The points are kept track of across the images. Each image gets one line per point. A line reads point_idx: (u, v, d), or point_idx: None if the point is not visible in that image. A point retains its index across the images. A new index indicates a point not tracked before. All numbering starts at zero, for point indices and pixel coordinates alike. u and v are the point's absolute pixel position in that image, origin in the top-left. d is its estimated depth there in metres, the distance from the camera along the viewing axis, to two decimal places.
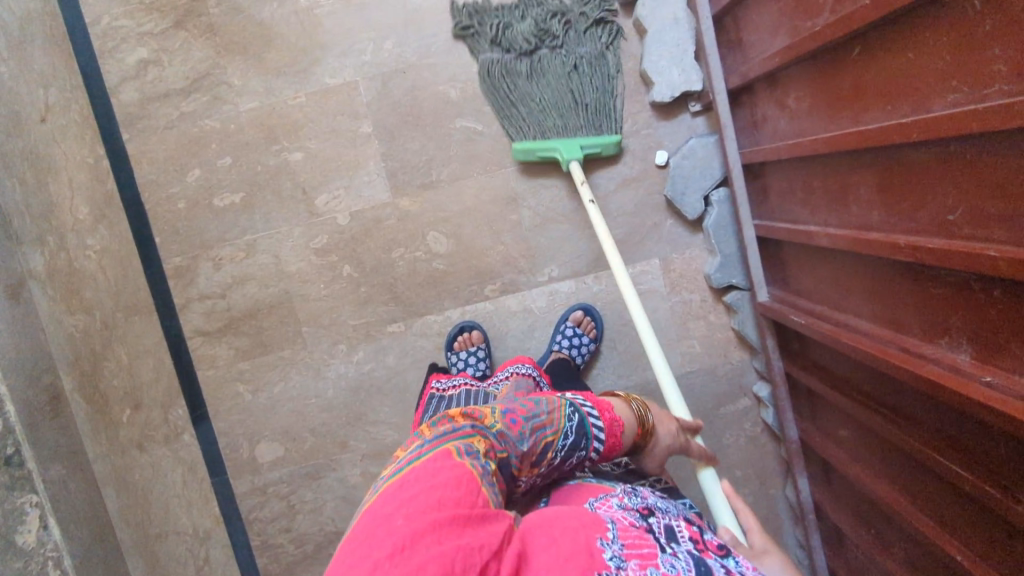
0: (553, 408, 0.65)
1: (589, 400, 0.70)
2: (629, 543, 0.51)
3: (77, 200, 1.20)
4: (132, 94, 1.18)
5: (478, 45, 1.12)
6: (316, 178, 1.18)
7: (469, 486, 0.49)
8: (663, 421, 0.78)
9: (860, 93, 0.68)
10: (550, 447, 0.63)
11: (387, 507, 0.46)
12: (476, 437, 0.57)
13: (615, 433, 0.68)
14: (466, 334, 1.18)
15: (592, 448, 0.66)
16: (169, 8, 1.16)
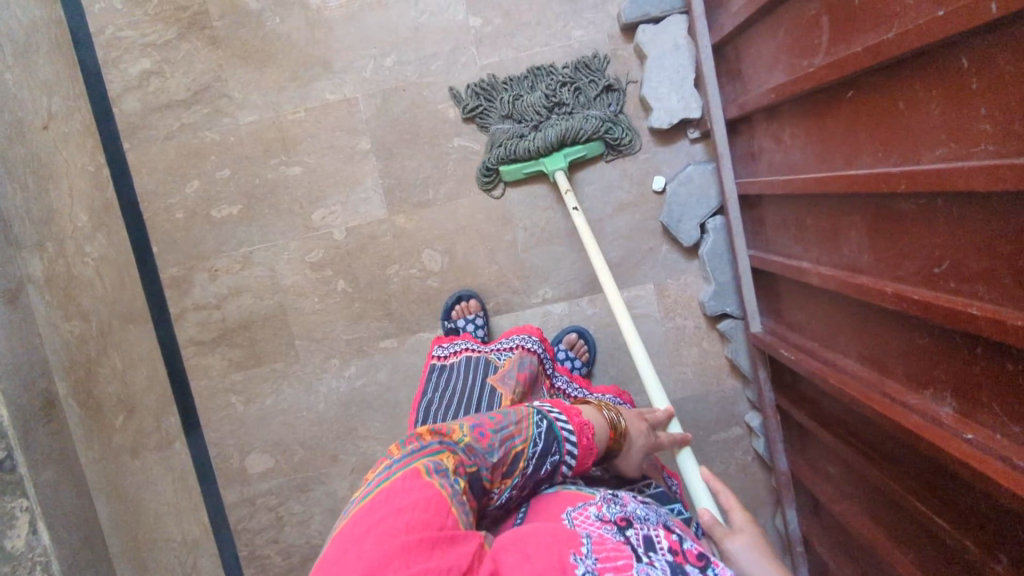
0: (522, 417, 0.63)
1: (556, 407, 0.67)
2: (603, 557, 0.50)
3: (75, 207, 1.17)
4: (134, 104, 1.19)
5: (488, 120, 1.13)
6: (313, 192, 1.18)
7: (439, 507, 0.47)
8: (636, 420, 0.79)
9: (851, 137, 0.68)
10: (520, 457, 0.61)
11: (356, 532, 0.45)
12: (445, 454, 0.54)
13: (588, 435, 0.66)
14: (463, 303, 1.16)
15: (567, 453, 0.64)
16: (173, 20, 1.16)
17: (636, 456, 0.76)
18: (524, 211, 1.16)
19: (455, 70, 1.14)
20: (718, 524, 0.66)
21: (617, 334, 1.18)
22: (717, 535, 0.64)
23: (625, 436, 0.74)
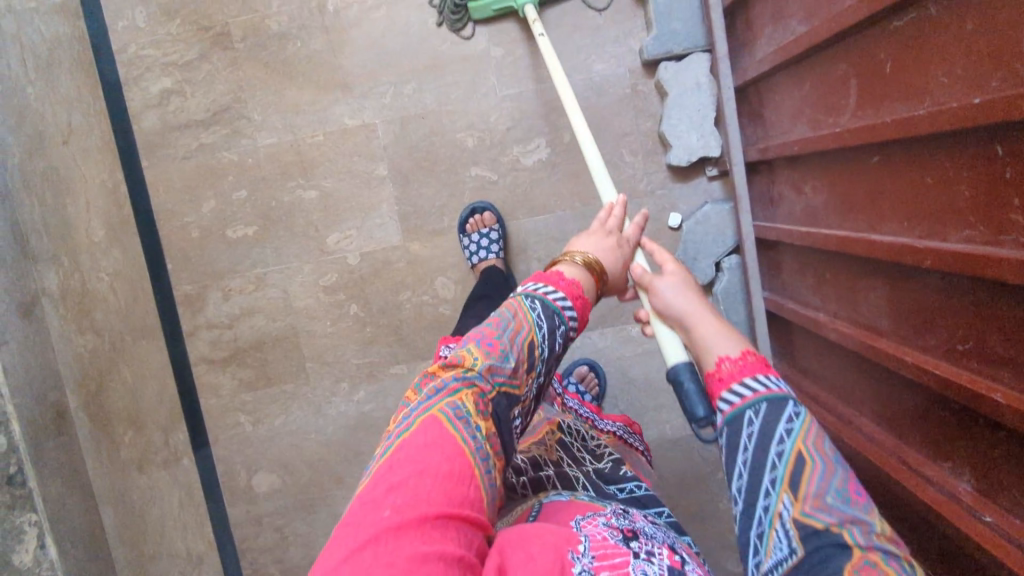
0: (520, 310, 0.64)
1: (540, 281, 0.68)
2: (599, 554, 0.54)
3: (93, 221, 1.22)
4: (154, 122, 1.19)
5: None
6: (329, 217, 1.18)
7: (457, 474, 0.51)
8: (599, 239, 0.76)
9: (874, 200, 0.67)
10: (535, 348, 0.62)
11: (378, 492, 0.49)
12: (464, 392, 0.57)
13: (580, 293, 0.69)
14: (478, 216, 1.14)
15: (569, 319, 0.67)
16: (195, 40, 1.16)
17: (619, 269, 0.76)
18: (538, 243, 1.17)
19: (474, 99, 1.14)
20: (649, 273, 0.73)
21: (628, 368, 1.18)
22: (649, 279, 0.72)
23: (602, 271, 0.73)
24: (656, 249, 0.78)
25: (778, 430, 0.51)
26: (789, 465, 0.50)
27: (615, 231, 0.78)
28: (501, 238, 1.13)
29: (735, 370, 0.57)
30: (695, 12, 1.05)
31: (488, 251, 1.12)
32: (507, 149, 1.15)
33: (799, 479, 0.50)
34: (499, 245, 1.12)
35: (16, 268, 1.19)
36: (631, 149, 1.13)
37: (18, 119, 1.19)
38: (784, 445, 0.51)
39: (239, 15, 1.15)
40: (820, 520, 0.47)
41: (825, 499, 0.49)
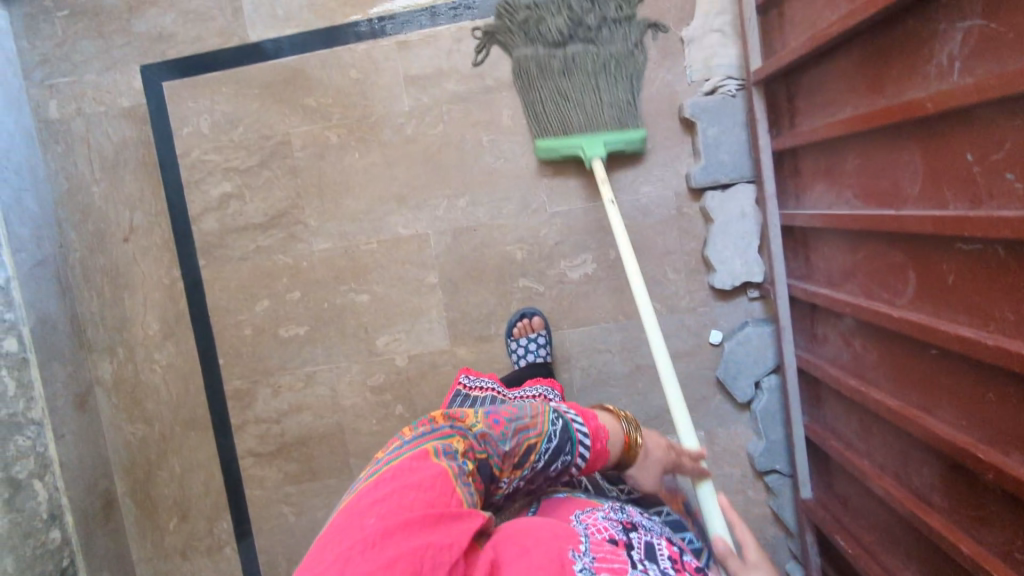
0: (537, 411, 0.65)
1: (573, 409, 0.68)
2: (600, 556, 0.53)
3: (148, 316, 1.25)
4: (213, 224, 1.22)
5: (513, 40, 1.13)
6: (379, 320, 1.22)
7: (443, 484, 0.50)
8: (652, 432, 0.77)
9: (930, 385, 0.71)
10: (533, 450, 0.63)
11: (362, 504, 0.48)
12: (456, 438, 0.58)
13: (602, 438, 0.67)
14: (526, 320, 1.18)
15: (580, 453, 0.65)
16: (256, 147, 1.20)
17: (651, 474, 0.73)
18: (582, 353, 1.20)
19: (525, 215, 1.18)
20: (729, 552, 0.65)
21: None
22: (731, 564, 0.64)
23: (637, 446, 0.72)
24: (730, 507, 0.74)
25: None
26: None
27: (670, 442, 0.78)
28: (548, 342, 1.16)
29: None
30: (742, 145, 1.09)
31: (537, 354, 1.15)
32: (554, 262, 1.19)
33: None
34: (546, 349, 1.15)
35: (73, 361, 1.23)
36: (675, 267, 1.17)
37: (82, 215, 1.24)
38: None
39: (301, 126, 1.19)
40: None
41: None
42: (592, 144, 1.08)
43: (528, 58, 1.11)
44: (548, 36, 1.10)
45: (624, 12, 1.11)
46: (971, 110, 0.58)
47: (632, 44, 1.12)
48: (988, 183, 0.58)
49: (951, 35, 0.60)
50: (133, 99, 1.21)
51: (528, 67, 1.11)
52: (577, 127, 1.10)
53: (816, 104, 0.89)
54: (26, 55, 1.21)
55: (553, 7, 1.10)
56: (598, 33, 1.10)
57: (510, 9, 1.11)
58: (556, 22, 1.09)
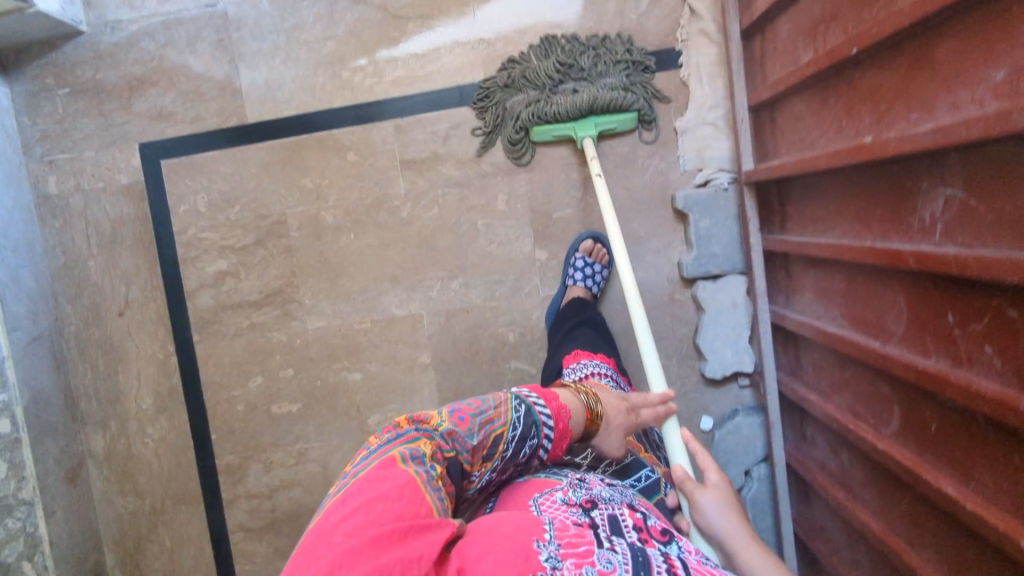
0: (500, 401, 0.66)
1: (533, 391, 0.69)
2: (566, 542, 0.53)
3: (142, 390, 1.26)
4: (208, 301, 1.23)
5: (506, 93, 1.13)
6: (371, 399, 1.22)
7: (411, 495, 0.51)
8: (613, 397, 0.80)
9: (914, 521, 0.71)
10: (501, 440, 0.64)
11: (329, 522, 0.49)
12: (422, 441, 0.59)
13: (565, 416, 0.68)
14: None
15: (545, 436, 0.67)
16: (252, 226, 1.21)
17: (616, 435, 0.77)
18: None
19: (517, 297, 1.19)
20: (691, 479, 0.71)
21: None
22: (691, 489, 0.70)
23: (602, 416, 0.75)
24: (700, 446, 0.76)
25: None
26: None
27: (633, 403, 0.81)
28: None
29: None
30: (733, 238, 1.10)
31: None
32: (546, 345, 1.20)
33: None
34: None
35: (66, 434, 1.24)
36: (666, 351, 1.18)
37: (77, 289, 1.24)
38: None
39: (297, 206, 1.20)
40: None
41: None
42: (581, 126, 1.09)
43: (521, 103, 1.11)
44: (537, 80, 1.10)
45: (621, 52, 1.09)
46: (953, 277, 0.59)
47: (631, 81, 1.10)
48: (970, 346, 0.59)
49: (935, 196, 0.61)
50: (131, 176, 1.22)
51: (521, 111, 1.11)
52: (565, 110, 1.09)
53: (806, 215, 0.89)
54: (27, 131, 1.23)
55: (540, 53, 1.12)
56: (592, 70, 1.09)
57: (503, 69, 1.13)
58: (543, 64, 1.10)
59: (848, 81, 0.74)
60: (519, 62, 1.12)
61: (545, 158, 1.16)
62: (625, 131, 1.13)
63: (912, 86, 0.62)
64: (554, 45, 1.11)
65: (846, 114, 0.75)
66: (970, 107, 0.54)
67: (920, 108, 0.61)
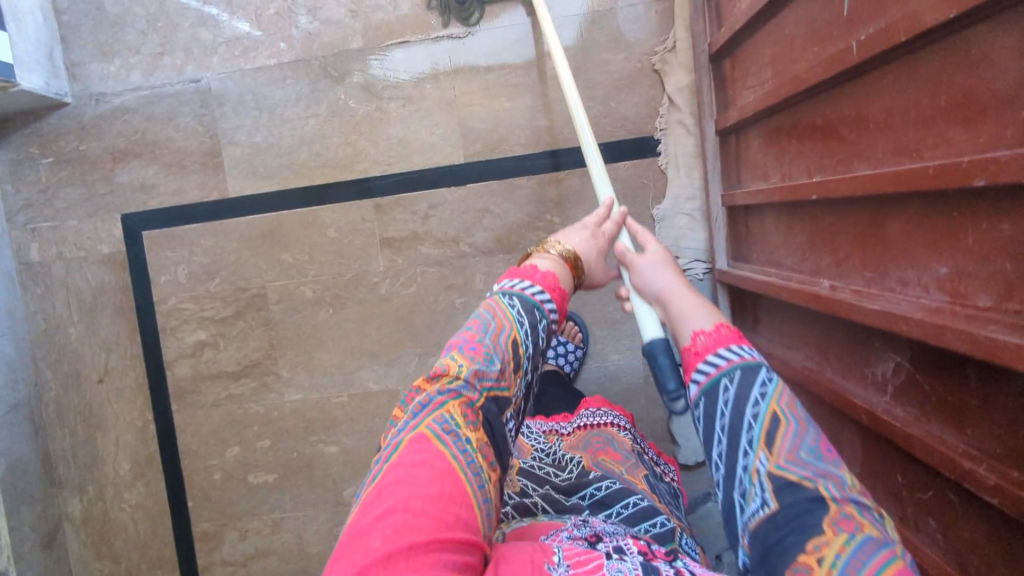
0: (498, 312, 0.62)
1: (514, 278, 0.68)
2: (574, 562, 0.50)
3: (120, 456, 1.26)
4: (186, 370, 1.24)
5: None
6: (347, 472, 1.23)
7: (450, 495, 0.46)
8: (577, 232, 0.78)
9: None
10: (518, 345, 0.60)
11: (364, 522, 0.44)
12: (451, 404, 0.53)
13: (556, 283, 0.69)
14: None
15: (549, 313, 0.66)
16: (231, 298, 1.22)
17: (599, 260, 0.78)
18: None
19: None
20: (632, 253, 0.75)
21: None
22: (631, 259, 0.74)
23: (579, 261, 0.75)
24: (642, 229, 0.80)
25: (751, 395, 0.49)
26: (765, 425, 0.48)
27: (593, 225, 0.80)
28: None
29: (709, 344, 0.55)
30: None
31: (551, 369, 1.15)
32: None
33: (774, 434, 0.47)
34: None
35: (42, 500, 1.24)
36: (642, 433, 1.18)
37: (56, 355, 1.25)
38: (759, 406, 0.49)
39: (276, 279, 1.21)
40: (793, 472, 0.45)
41: (800, 454, 0.46)
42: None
43: None
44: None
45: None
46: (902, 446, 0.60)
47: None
48: (917, 511, 0.61)
49: (885, 359, 0.62)
50: (113, 246, 1.23)
51: None
52: None
53: (775, 324, 0.90)
54: (11, 199, 1.24)
55: None
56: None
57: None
58: None
59: (811, 216, 0.74)
60: None
61: (524, 240, 1.17)
62: None
63: (868, 247, 0.63)
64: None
65: (810, 247, 0.76)
66: (914, 290, 0.55)
67: (873, 271, 0.62)
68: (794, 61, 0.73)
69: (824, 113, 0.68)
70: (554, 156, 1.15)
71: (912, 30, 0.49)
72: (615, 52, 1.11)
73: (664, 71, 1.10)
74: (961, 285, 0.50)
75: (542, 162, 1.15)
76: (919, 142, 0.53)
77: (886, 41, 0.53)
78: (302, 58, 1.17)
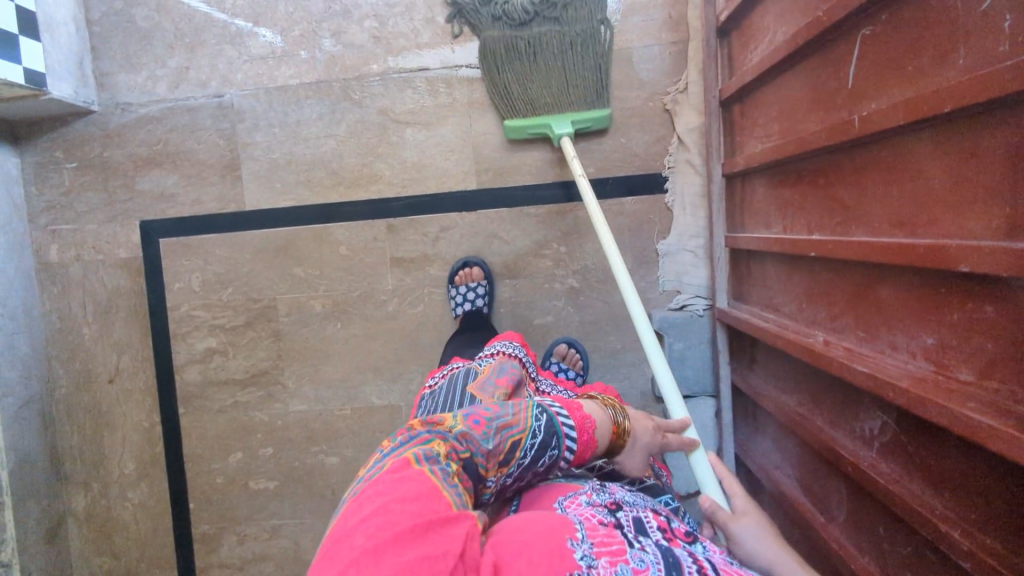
0: (520, 407, 0.60)
1: (557, 401, 0.63)
2: (599, 540, 0.47)
3: (125, 455, 1.29)
4: (195, 376, 1.27)
5: (482, 23, 1.13)
6: (346, 483, 1.26)
7: (429, 494, 0.45)
8: (641, 418, 0.72)
9: None
10: (519, 446, 0.57)
11: (343, 528, 0.43)
12: (437, 442, 0.53)
13: (590, 429, 0.62)
14: (467, 269, 1.19)
15: (565, 449, 0.60)
16: (243, 308, 1.25)
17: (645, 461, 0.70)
18: None
19: None
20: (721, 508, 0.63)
21: None
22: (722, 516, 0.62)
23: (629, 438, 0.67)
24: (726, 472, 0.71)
25: None
26: None
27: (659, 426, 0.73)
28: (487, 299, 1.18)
29: None
30: (706, 363, 1.13)
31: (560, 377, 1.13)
32: None
33: None
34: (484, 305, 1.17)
35: (48, 495, 1.27)
36: None
37: (69, 354, 1.28)
38: None
39: (287, 292, 1.24)
40: None
41: None
42: (558, 124, 1.10)
43: (495, 39, 1.11)
44: (512, 15, 1.09)
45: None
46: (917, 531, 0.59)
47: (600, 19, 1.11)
48: (897, 564, 0.64)
49: (873, 415, 0.64)
50: (130, 251, 1.26)
51: (497, 47, 1.11)
52: (543, 106, 1.11)
53: (771, 367, 0.93)
54: (33, 200, 1.27)
55: None
56: (564, 11, 1.09)
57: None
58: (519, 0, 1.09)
59: (809, 270, 0.77)
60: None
61: (530, 267, 1.20)
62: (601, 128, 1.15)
63: (860, 307, 0.65)
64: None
65: (807, 299, 0.78)
66: (900, 355, 0.58)
67: (864, 330, 0.64)
68: (800, 121, 0.76)
69: (826, 174, 0.71)
70: (564, 187, 1.18)
71: (912, 114, 0.52)
72: (629, 90, 1.15)
73: (676, 111, 1.14)
74: (946, 356, 0.52)
75: (553, 192, 1.18)
76: (912, 217, 0.55)
77: (886, 119, 0.55)
78: (323, 79, 1.20)
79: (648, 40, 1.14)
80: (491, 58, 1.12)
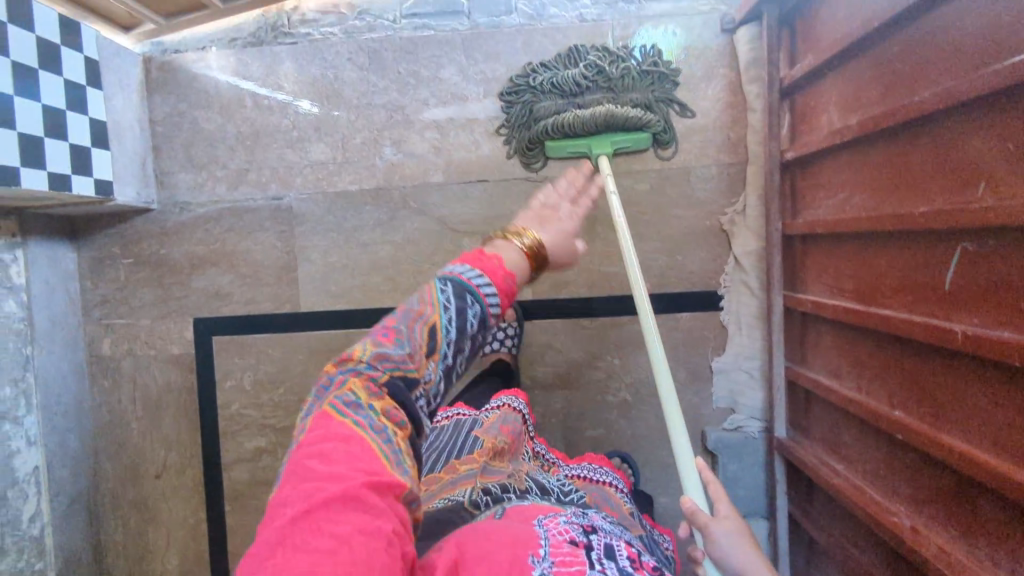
0: (424, 292, 0.52)
1: (455, 263, 0.55)
2: (559, 560, 0.47)
3: (169, 550, 1.29)
4: (243, 474, 1.27)
5: (537, 99, 1.15)
6: None
7: (358, 449, 0.43)
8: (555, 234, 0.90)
9: None
10: (436, 330, 0.50)
11: (280, 487, 0.42)
12: (351, 382, 0.47)
13: (502, 271, 0.55)
14: None
15: (489, 305, 0.53)
16: (293, 408, 1.25)
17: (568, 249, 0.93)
18: None
19: None
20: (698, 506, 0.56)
21: None
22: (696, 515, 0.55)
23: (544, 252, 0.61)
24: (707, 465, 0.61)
25: None
26: None
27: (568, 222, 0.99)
28: (518, 336, 1.18)
29: None
30: (760, 484, 1.14)
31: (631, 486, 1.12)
32: None
33: None
34: (514, 342, 1.17)
35: None
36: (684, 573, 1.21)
37: (117, 448, 1.29)
38: None
39: None
40: None
41: None
42: (598, 142, 1.10)
43: (550, 109, 1.12)
44: (564, 86, 1.12)
45: (648, 65, 1.12)
46: None
47: (654, 97, 1.13)
48: None
49: None
50: (183, 347, 1.27)
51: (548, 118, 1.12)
52: (584, 130, 1.10)
53: (833, 511, 0.94)
54: (89, 293, 1.28)
55: (569, 61, 1.14)
56: (620, 82, 1.11)
57: (531, 71, 1.16)
58: (570, 73, 1.12)
59: (889, 441, 0.78)
60: (550, 70, 1.14)
61: (583, 378, 1.21)
62: (638, 150, 1.14)
63: (958, 507, 0.66)
64: (583, 54, 1.13)
65: (885, 465, 0.79)
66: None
67: (962, 532, 0.65)
68: (881, 292, 0.77)
69: (915, 360, 0.71)
70: (619, 302, 1.19)
71: None
72: (687, 208, 1.16)
73: (732, 232, 1.15)
74: None
75: (608, 304, 1.19)
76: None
77: (999, 351, 0.57)
78: (383, 187, 1.22)
79: (706, 161, 1.15)
80: (541, 125, 1.13)
